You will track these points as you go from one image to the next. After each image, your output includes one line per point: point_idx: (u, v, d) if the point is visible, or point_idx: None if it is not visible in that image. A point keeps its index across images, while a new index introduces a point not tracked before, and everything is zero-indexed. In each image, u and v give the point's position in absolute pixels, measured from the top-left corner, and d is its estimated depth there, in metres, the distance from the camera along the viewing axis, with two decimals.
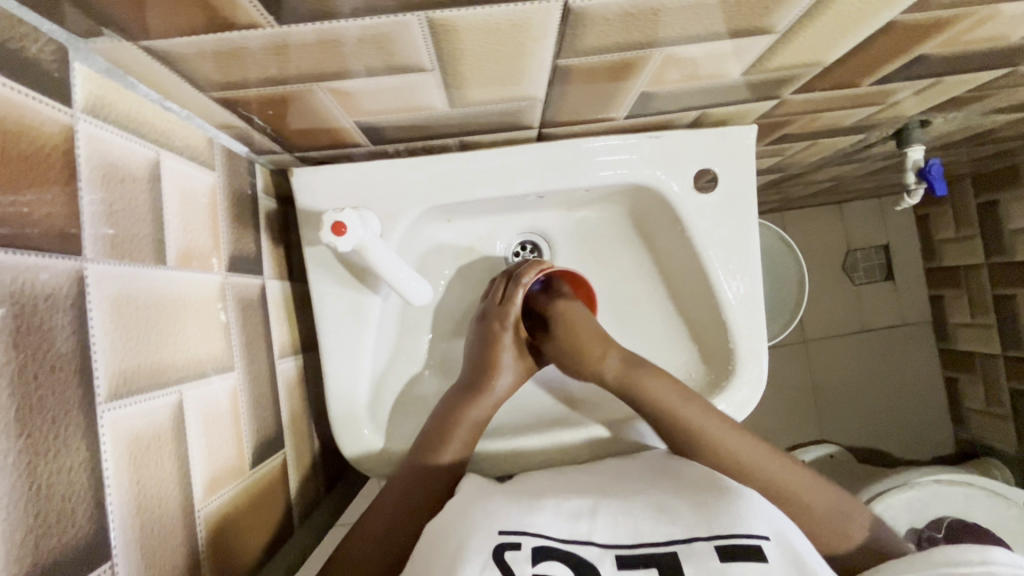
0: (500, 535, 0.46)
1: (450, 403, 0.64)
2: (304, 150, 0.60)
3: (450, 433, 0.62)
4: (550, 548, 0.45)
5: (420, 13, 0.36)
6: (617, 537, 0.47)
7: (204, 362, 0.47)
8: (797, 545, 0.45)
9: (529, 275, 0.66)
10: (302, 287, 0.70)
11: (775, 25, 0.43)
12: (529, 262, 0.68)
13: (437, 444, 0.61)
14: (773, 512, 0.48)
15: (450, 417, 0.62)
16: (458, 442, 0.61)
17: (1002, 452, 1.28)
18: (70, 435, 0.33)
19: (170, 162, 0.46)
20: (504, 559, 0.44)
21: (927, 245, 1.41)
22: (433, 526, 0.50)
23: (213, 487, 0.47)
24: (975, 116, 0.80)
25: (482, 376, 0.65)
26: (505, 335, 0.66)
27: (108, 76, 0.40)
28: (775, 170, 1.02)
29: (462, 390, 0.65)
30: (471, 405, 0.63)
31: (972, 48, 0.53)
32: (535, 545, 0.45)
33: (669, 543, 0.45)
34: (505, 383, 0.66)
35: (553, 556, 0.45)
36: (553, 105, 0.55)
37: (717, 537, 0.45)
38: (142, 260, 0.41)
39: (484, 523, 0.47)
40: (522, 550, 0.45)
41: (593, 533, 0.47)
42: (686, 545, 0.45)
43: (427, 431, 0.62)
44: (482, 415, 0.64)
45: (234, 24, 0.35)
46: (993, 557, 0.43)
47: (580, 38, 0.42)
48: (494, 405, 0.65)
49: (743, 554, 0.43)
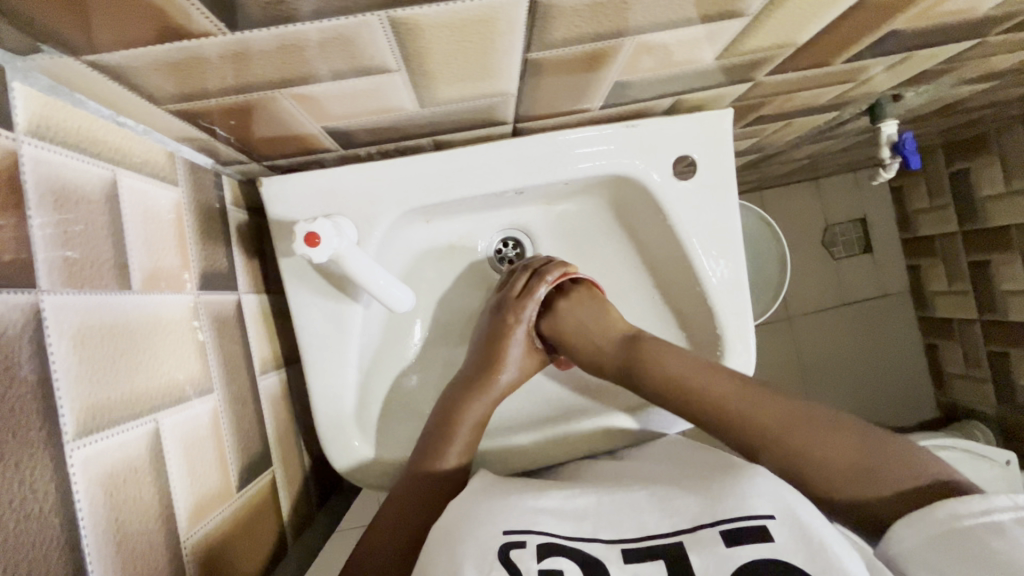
0: (505, 534, 0.45)
1: (456, 398, 0.63)
2: (272, 158, 0.58)
3: (454, 430, 0.61)
4: (557, 545, 0.44)
5: (381, 13, 0.35)
6: (621, 531, 0.46)
7: (180, 386, 0.46)
8: (797, 513, 0.44)
9: (553, 274, 0.66)
10: (281, 299, 0.68)
11: (747, 7, 0.43)
12: (553, 261, 0.68)
13: (446, 435, 0.61)
14: (781, 488, 0.46)
15: (454, 413, 0.62)
16: (466, 438, 0.61)
17: (982, 412, 1.31)
18: (37, 479, 0.32)
19: (128, 181, 0.44)
20: (510, 558, 0.43)
21: (902, 215, 1.42)
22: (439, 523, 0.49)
23: (197, 517, 0.45)
24: (945, 88, 0.80)
25: (490, 369, 0.65)
26: (518, 330, 0.66)
27: (52, 95, 0.37)
28: (752, 150, 1.01)
29: (473, 379, 0.64)
30: (476, 401, 0.63)
31: (941, 22, 0.53)
32: (542, 542, 0.44)
33: (673, 534, 0.44)
34: (510, 377, 0.65)
35: (559, 552, 0.44)
36: (526, 98, 0.54)
37: (723, 521, 0.44)
38: (104, 287, 0.39)
39: (480, 522, 0.46)
40: (528, 548, 0.44)
41: (598, 530, 0.46)
42: (691, 533, 0.44)
43: (431, 429, 0.62)
44: (485, 412, 0.63)
45: (185, 33, 0.33)
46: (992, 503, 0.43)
47: (549, 31, 0.41)
48: (499, 398, 0.65)
49: (749, 534, 0.42)
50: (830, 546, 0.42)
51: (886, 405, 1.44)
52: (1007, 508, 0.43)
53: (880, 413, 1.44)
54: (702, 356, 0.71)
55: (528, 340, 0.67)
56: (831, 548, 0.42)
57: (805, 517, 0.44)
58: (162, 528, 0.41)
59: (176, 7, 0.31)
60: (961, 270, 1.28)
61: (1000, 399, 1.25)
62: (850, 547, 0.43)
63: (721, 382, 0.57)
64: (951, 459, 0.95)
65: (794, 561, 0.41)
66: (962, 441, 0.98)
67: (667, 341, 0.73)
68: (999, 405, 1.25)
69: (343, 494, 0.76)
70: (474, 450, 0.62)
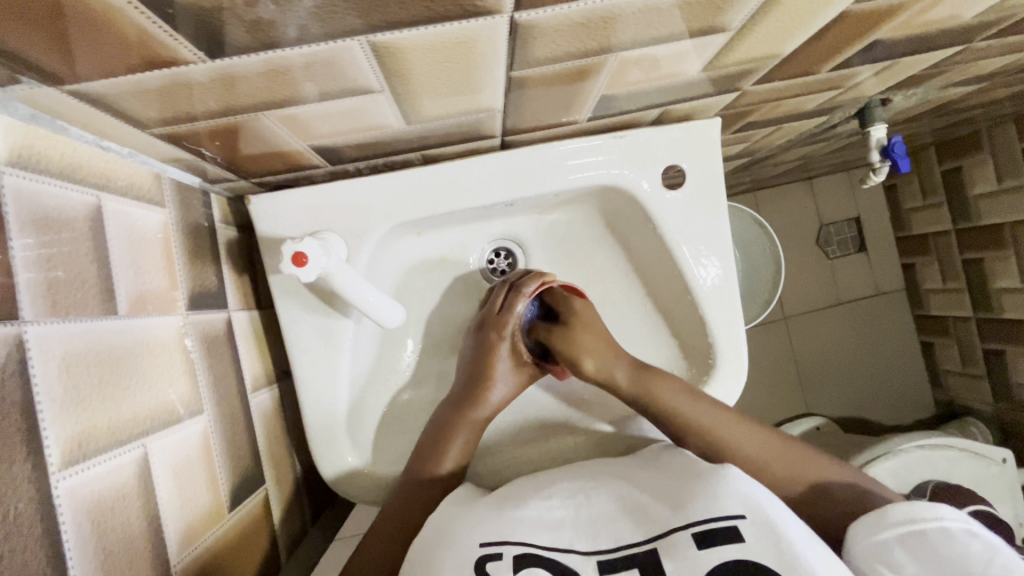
0: (482, 547, 0.45)
1: (444, 418, 0.63)
2: (260, 175, 0.58)
3: (445, 447, 0.61)
4: (532, 555, 0.44)
5: (362, 37, 0.35)
6: (598, 543, 0.46)
7: (170, 408, 0.46)
8: (773, 516, 0.43)
9: (529, 284, 0.66)
10: (272, 314, 0.68)
11: (729, 23, 0.43)
12: (530, 272, 0.68)
13: (436, 454, 0.61)
14: (752, 488, 0.46)
15: (445, 430, 0.62)
16: (456, 455, 0.61)
17: (979, 410, 1.32)
18: (21, 512, 0.32)
19: (113, 205, 0.44)
20: (485, 570, 0.43)
21: (895, 214, 1.43)
22: (426, 536, 0.49)
23: (188, 539, 0.45)
24: (933, 91, 0.81)
25: (476, 386, 0.65)
26: (501, 345, 0.66)
27: (33, 123, 0.37)
28: (744, 154, 1.02)
29: (460, 397, 0.65)
30: (471, 412, 0.63)
31: (925, 31, 0.53)
32: (516, 553, 0.44)
33: (648, 540, 0.45)
34: (503, 391, 0.66)
35: (535, 562, 0.43)
36: (513, 112, 0.54)
37: (694, 523, 0.44)
38: (90, 313, 0.39)
39: (467, 537, 0.46)
40: (504, 559, 0.44)
41: (575, 542, 0.46)
42: (664, 538, 0.44)
43: (421, 449, 0.62)
44: (480, 421, 0.64)
45: (165, 62, 0.33)
46: (944, 513, 0.44)
47: (531, 50, 0.41)
48: (490, 413, 0.65)
49: (720, 538, 0.43)
50: (803, 547, 0.42)
51: (884, 404, 1.44)
52: (957, 519, 0.44)
53: (878, 412, 1.44)
54: (695, 364, 0.71)
55: (514, 354, 0.67)
56: (803, 547, 0.42)
57: (783, 521, 0.43)
58: (151, 553, 0.41)
59: (155, 37, 0.31)
60: (955, 269, 1.28)
61: (996, 397, 1.25)
62: (820, 544, 0.43)
63: (681, 396, 0.61)
64: (947, 458, 0.95)
65: (762, 561, 0.41)
66: (963, 440, 0.97)
67: (660, 349, 0.73)
68: (996, 403, 1.26)
69: (338, 507, 0.76)
70: (470, 454, 0.63)
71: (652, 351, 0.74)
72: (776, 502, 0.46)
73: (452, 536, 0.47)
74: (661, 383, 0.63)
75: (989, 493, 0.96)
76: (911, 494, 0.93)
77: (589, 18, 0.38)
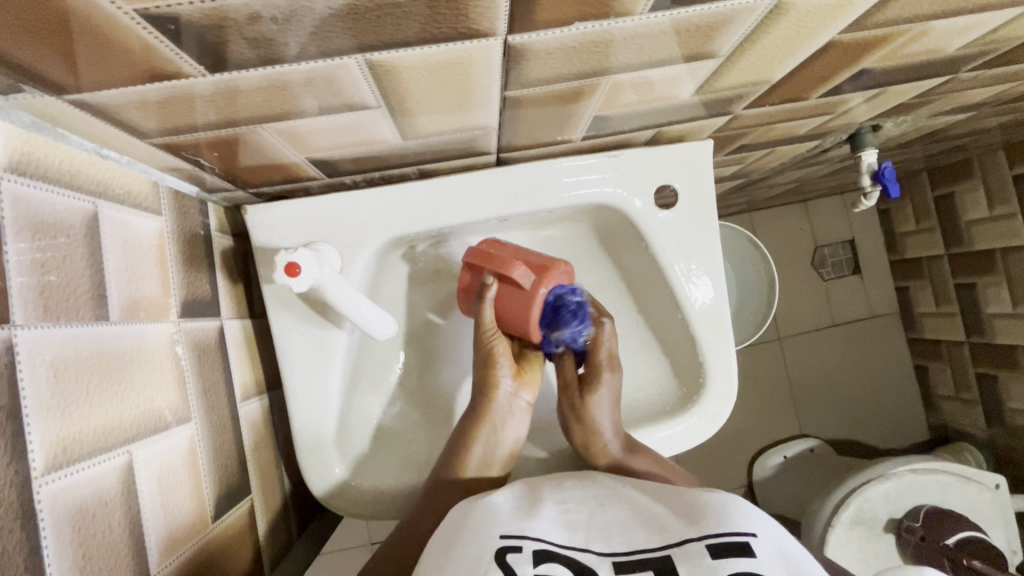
0: (501, 539, 0.45)
1: (462, 429, 0.64)
2: (257, 186, 0.59)
3: (461, 458, 0.62)
4: (550, 551, 0.44)
5: (359, 56, 0.36)
6: (614, 544, 0.46)
7: (159, 416, 0.46)
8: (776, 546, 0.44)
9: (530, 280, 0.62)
10: (265, 324, 0.68)
11: (719, 49, 0.44)
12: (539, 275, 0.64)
13: (449, 467, 0.62)
14: (758, 513, 0.48)
15: (461, 445, 0.62)
16: (476, 464, 0.62)
17: (973, 435, 1.32)
18: (4, 517, 0.32)
19: (110, 213, 0.44)
20: (506, 561, 0.43)
21: (890, 238, 1.44)
22: (434, 540, 0.49)
23: (170, 548, 0.45)
24: (923, 118, 0.82)
25: (485, 398, 0.64)
26: (499, 351, 0.65)
27: (34, 131, 0.38)
28: (738, 176, 1.03)
29: (472, 414, 0.64)
30: (489, 423, 0.63)
31: (912, 62, 0.54)
32: (535, 548, 0.44)
33: (663, 546, 0.44)
34: (508, 368, 0.65)
35: (553, 559, 0.44)
36: (508, 130, 0.55)
37: (709, 536, 0.44)
38: (81, 319, 0.39)
39: (484, 530, 0.46)
40: (523, 552, 0.44)
41: (591, 542, 0.46)
42: (679, 547, 0.44)
43: (446, 453, 0.64)
44: (500, 430, 0.64)
45: (170, 75, 0.34)
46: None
47: (527, 71, 0.42)
48: (506, 426, 0.65)
49: (733, 551, 0.43)
50: None
51: (879, 426, 1.44)
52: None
53: (873, 435, 1.44)
54: (684, 383, 0.71)
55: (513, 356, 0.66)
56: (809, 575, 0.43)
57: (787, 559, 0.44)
58: (132, 562, 0.41)
59: (160, 53, 0.32)
60: (948, 293, 1.29)
61: (990, 422, 1.25)
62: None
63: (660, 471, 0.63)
64: (939, 483, 0.94)
65: None
66: (950, 464, 0.97)
67: (651, 367, 0.74)
68: (990, 428, 1.26)
69: (324, 520, 0.75)
70: (496, 464, 0.63)
71: (643, 368, 0.75)
72: (767, 528, 0.46)
73: (441, 550, 0.47)
74: (647, 458, 0.64)
75: (982, 520, 0.95)
76: (904, 519, 0.93)
77: (582, 42, 0.39)
